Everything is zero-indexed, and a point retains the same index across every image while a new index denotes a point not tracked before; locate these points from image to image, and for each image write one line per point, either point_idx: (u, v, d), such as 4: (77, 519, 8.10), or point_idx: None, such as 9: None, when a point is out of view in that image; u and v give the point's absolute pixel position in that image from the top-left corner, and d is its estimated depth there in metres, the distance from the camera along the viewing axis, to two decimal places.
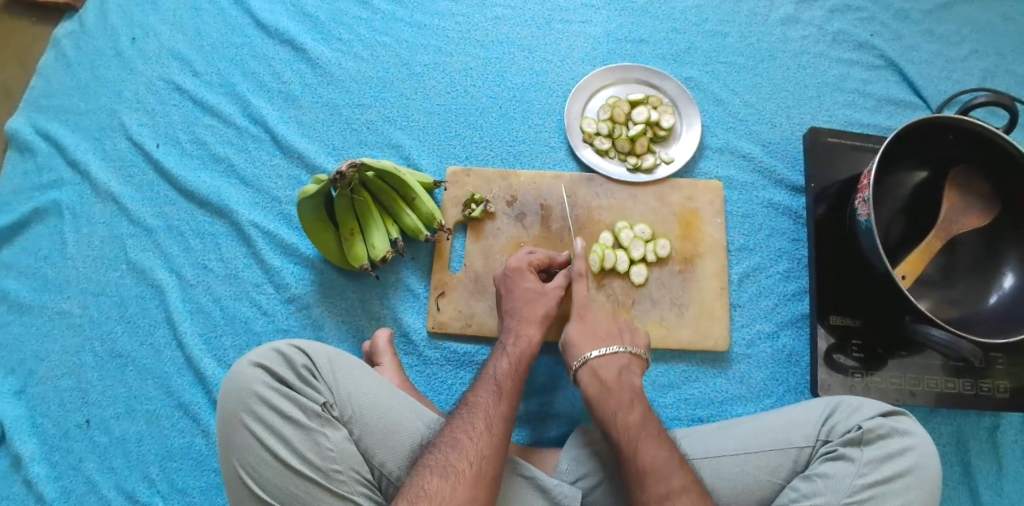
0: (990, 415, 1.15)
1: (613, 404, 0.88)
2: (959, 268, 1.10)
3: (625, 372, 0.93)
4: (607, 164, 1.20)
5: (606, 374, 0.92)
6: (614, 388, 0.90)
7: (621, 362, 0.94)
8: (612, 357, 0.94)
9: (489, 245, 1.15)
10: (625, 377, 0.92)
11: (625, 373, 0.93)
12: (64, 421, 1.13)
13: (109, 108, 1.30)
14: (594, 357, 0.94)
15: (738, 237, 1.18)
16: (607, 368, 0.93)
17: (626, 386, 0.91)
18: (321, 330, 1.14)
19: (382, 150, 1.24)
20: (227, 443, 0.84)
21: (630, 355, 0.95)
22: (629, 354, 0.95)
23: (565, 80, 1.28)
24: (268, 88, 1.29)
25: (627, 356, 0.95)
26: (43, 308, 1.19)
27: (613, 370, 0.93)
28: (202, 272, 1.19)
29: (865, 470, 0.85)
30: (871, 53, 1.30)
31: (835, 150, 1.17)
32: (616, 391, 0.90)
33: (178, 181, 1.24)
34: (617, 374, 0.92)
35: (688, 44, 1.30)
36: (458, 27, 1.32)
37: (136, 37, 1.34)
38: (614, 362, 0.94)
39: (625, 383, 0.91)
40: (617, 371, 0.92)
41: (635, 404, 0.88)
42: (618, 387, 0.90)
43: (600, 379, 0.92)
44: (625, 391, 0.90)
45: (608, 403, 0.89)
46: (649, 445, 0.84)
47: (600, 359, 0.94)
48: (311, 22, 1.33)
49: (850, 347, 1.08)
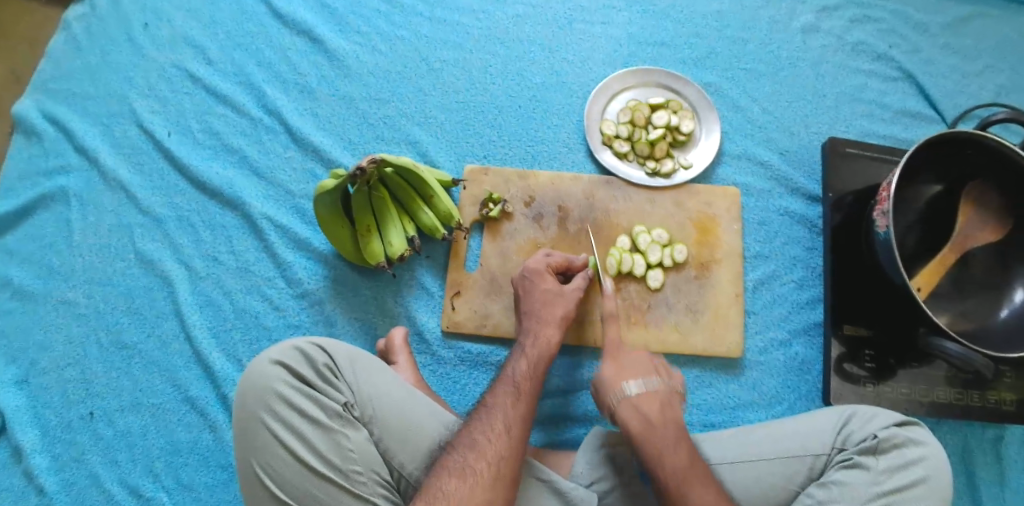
0: (995, 427, 1.17)
1: (659, 441, 0.85)
2: (972, 281, 1.11)
3: (667, 408, 0.89)
4: (626, 167, 1.20)
5: (648, 410, 0.88)
6: (657, 425, 0.87)
7: (640, 346, 0.96)
8: (651, 392, 0.90)
9: (506, 246, 1.14)
10: (669, 414, 0.88)
11: (666, 408, 0.89)
12: (68, 412, 1.11)
13: (120, 94, 1.27)
14: (634, 394, 0.89)
15: (754, 244, 1.18)
16: (648, 404, 0.88)
17: (669, 422, 0.87)
18: (333, 327, 1.13)
19: (398, 145, 1.22)
20: (245, 442, 0.83)
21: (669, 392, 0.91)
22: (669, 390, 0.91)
23: (585, 81, 1.27)
24: (283, 79, 1.27)
25: (667, 392, 0.91)
26: (47, 297, 1.16)
27: (655, 405, 0.88)
28: (212, 264, 1.17)
29: (881, 479, 0.86)
30: (890, 65, 1.30)
31: (852, 161, 1.18)
32: (660, 430, 0.86)
33: (190, 171, 1.21)
34: (659, 410, 0.88)
35: (708, 49, 1.30)
36: (478, 24, 1.30)
37: (149, 22, 1.31)
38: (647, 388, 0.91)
39: (669, 420, 0.87)
40: (660, 406, 0.88)
41: (679, 445, 0.85)
42: (662, 425, 0.87)
43: (642, 416, 0.87)
44: (669, 429, 0.87)
45: (653, 442, 0.85)
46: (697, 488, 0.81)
47: (641, 396, 0.89)
48: (329, 13, 1.31)
49: (863, 357, 1.09)
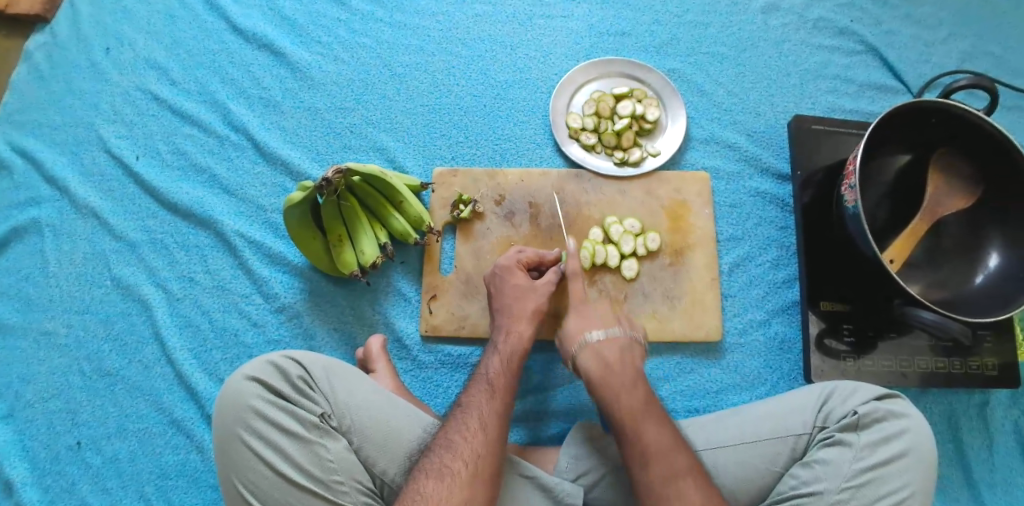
0: (980, 393, 1.17)
1: (616, 385, 0.89)
2: (945, 248, 1.12)
3: (625, 352, 0.94)
4: (594, 159, 1.20)
5: (607, 353, 0.93)
6: (616, 367, 0.91)
7: (644, 397, 0.88)
8: (612, 339, 0.95)
9: (479, 246, 1.14)
10: (626, 357, 0.93)
11: (626, 353, 0.94)
12: (55, 443, 1.11)
13: (86, 121, 1.27)
14: (595, 340, 0.95)
15: (727, 227, 1.19)
16: (608, 348, 0.94)
17: (627, 366, 0.92)
18: (313, 339, 1.13)
19: (366, 153, 1.22)
20: (225, 460, 0.82)
21: (630, 339, 0.96)
22: (631, 338, 0.96)
23: (549, 75, 1.27)
24: (247, 95, 1.27)
25: (628, 339, 0.95)
26: (27, 329, 1.16)
27: (614, 349, 0.94)
28: (188, 285, 1.17)
29: (863, 455, 0.86)
30: (852, 39, 1.31)
31: (818, 137, 1.18)
32: (645, 428, 0.84)
33: (160, 193, 1.21)
34: (618, 353, 0.93)
35: (670, 36, 1.30)
36: (438, 26, 1.30)
37: (110, 47, 1.31)
38: (654, 431, 0.84)
39: (628, 364, 0.92)
40: (619, 350, 0.93)
41: (637, 385, 0.89)
42: (620, 368, 0.91)
43: (601, 359, 0.93)
44: (626, 371, 0.91)
45: (610, 384, 0.89)
46: (650, 425, 0.85)
47: (601, 342, 0.94)
48: (289, 25, 1.31)
49: (842, 332, 1.09)
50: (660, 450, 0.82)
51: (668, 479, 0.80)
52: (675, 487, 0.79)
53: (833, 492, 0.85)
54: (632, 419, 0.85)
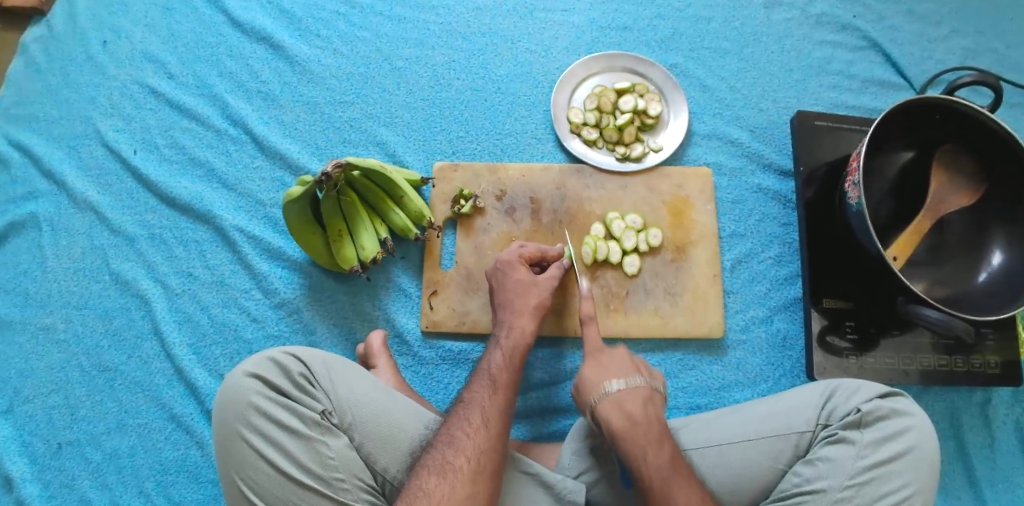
0: (981, 390, 1.17)
1: (642, 439, 0.83)
2: (948, 246, 1.11)
3: (649, 405, 0.88)
4: (596, 154, 1.19)
5: (632, 408, 0.86)
6: (641, 422, 0.85)
7: (644, 396, 0.88)
8: (635, 390, 0.88)
9: (480, 242, 1.14)
10: (651, 412, 0.86)
11: (649, 406, 0.87)
12: (53, 439, 1.10)
13: (84, 115, 1.26)
14: (616, 391, 0.88)
15: (729, 223, 1.18)
16: (632, 401, 0.87)
17: (653, 422, 0.86)
18: (313, 335, 1.13)
19: (367, 148, 1.22)
20: (225, 457, 0.82)
21: (650, 389, 0.90)
22: (650, 387, 0.90)
23: (550, 70, 1.26)
24: (246, 88, 1.26)
25: (649, 390, 0.89)
26: (26, 324, 1.16)
27: (638, 403, 0.87)
28: (187, 280, 1.16)
29: (866, 452, 0.86)
30: (855, 34, 1.30)
31: (821, 133, 1.17)
32: (644, 427, 0.85)
33: (159, 188, 1.21)
34: (642, 407, 0.87)
35: (672, 31, 1.29)
36: (438, 19, 1.29)
37: (108, 40, 1.30)
38: (652, 432, 0.84)
39: (653, 418, 0.86)
40: (643, 403, 0.87)
41: (663, 442, 0.84)
42: (646, 423, 0.85)
43: (626, 414, 0.86)
44: (652, 425, 0.85)
45: (636, 441, 0.83)
46: (681, 488, 0.79)
47: (623, 394, 0.88)
48: (288, 18, 1.30)
49: (844, 329, 1.08)
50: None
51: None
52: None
53: (836, 490, 0.84)
54: (661, 482, 0.80)
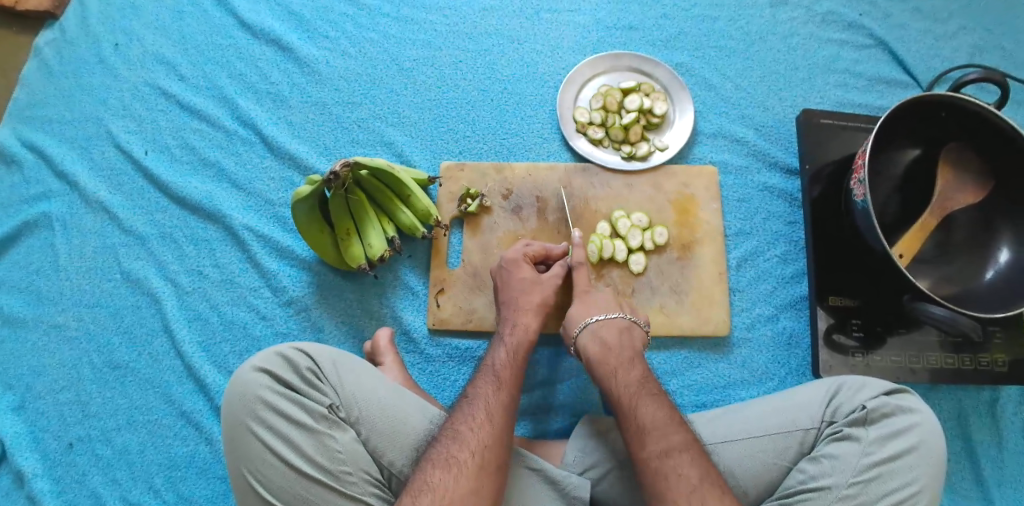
0: (989, 389, 1.16)
1: (614, 362, 0.93)
2: (955, 243, 1.11)
3: (625, 334, 0.97)
4: (602, 153, 1.20)
5: (607, 336, 0.97)
6: (613, 347, 0.95)
7: (620, 326, 0.98)
8: (610, 321, 0.99)
9: (486, 240, 1.14)
10: (625, 340, 0.96)
11: (625, 334, 0.97)
12: (65, 435, 1.12)
13: (96, 116, 1.28)
14: (593, 322, 0.98)
15: (735, 222, 1.18)
16: (608, 331, 0.97)
17: (625, 347, 0.95)
18: (320, 332, 1.14)
19: (374, 147, 1.23)
20: (234, 451, 0.83)
21: (629, 323, 0.99)
22: (629, 320, 0.99)
23: (556, 70, 1.27)
24: (255, 90, 1.28)
25: (627, 323, 0.99)
26: (38, 322, 1.17)
27: (613, 331, 0.97)
28: (197, 279, 1.18)
29: (871, 449, 0.86)
30: (862, 33, 1.30)
31: (828, 132, 1.17)
32: (617, 351, 0.94)
33: (169, 188, 1.22)
34: (617, 335, 0.97)
35: (678, 30, 1.30)
36: (446, 20, 1.30)
37: (119, 43, 1.31)
38: (623, 355, 0.94)
39: (625, 343, 0.95)
40: (618, 332, 0.97)
41: (633, 363, 0.93)
42: (618, 349, 0.95)
43: (601, 342, 0.96)
44: (624, 350, 0.95)
45: (608, 364, 0.93)
46: (647, 402, 0.86)
47: (600, 324, 0.98)
48: (296, 20, 1.31)
49: (850, 327, 1.08)
50: (658, 429, 0.83)
51: (665, 454, 0.80)
52: (670, 463, 0.79)
53: (841, 487, 0.85)
54: (629, 394, 0.87)
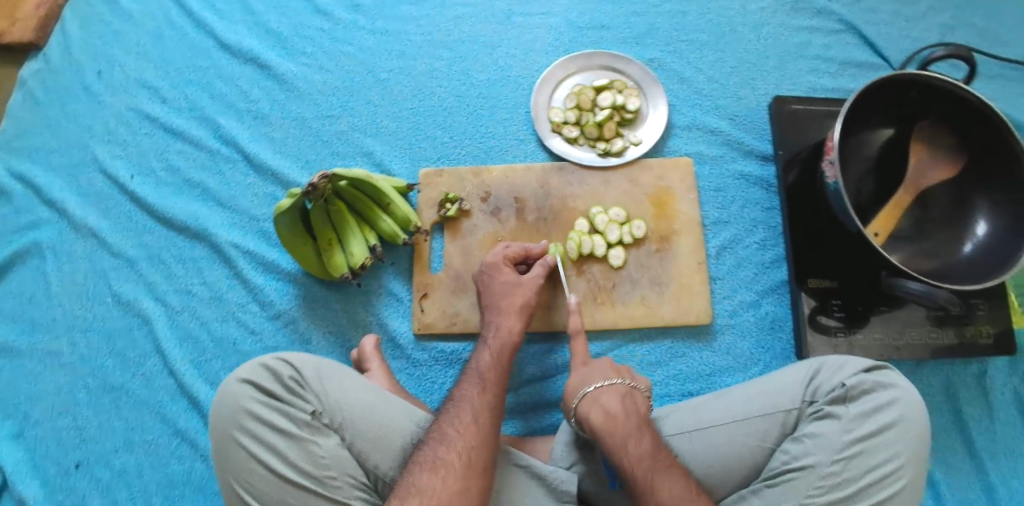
0: (977, 362, 1.16)
1: (622, 433, 0.86)
2: (932, 220, 1.12)
3: (627, 400, 0.90)
4: (577, 151, 1.21)
5: (609, 403, 0.89)
6: (619, 415, 0.88)
7: (622, 392, 0.91)
8: (611, 387, 0.92)
9: (467, 243, 1.16)
10: (630, 405, 0.89)
11: (627, 400, 0.91)
12: (64, 459, 1.13)
13: (82, 144, 1.30)
14: (594, 390, 0.92)
15: (713, 211, 1.19)
16: (610, 398, 0.90)
17: (631, 414, 0.88)
18: (309, 344, 1.15)
19: (354, 159, 1.25)
20: (222, 462, 0.84)
21: (628, 387, 0.93)
22: (628, 385, 0.93)
23: (530, 72, 1.29)
24: (236, 109, 1.30)
25: (627, 387, 0.93)
26: (33, 350, 1.19)
27: (615, 398, 0.90)
28: (187, 297, 1.20)
29: (852, 426, 0.87)
30: (831, 18, 1.31)
31: (799, 117, 1.18)
32: (623, 420, 0.87)
33: (155, 209, 1.24)
34: (621, 402, 0.90)
35: (649, 27, 1.31)
36: (420, 30, 1.32)
37: (102, 70, 1.35)
38: (631, 424, 0.87)
39: (631, 411, 0.89)
40: (621, 399, 0.90)
41: (642, 432, 0.86)
42: (624, 416, 0.88)
43: (604, 409, 0.89)
44: (630, 418, 0.88)
45: (615, 434, 0.86)
46: (663, 477, 0.81)
47: (601, 391, 0.91)
48: (274, 38, 1.34)
49: (831, 307, 1.09)
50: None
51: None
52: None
53: (824, 465, 0.85)
54: (645, 472, 0.82)
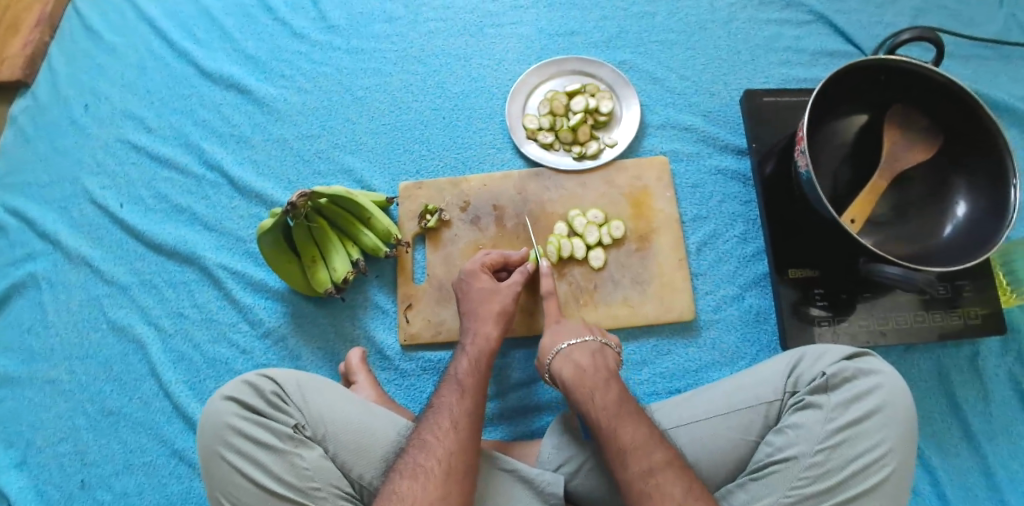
0: (968, 344, 1.15)
1: (589, 383, 0.91)
2: (912, 203, 1.10)
3: (598, 356, 0.96)
4: (554, 156, 1.23)
5: (580, 359, 0.95)
6: (588, 369, 0.93)
7: (592, 350, 0.96)
8: (582, 344, 0.97)
9: (448, 253, 1.17)
10: (599, 360, 0.94)
11: (597, 356, 0.96)
12: (67, 484, 1.16)
13: (73, 176, 1.34)
14: (566, 347, 0.97)
15: (691, 207, 1.20)
16: (580, 354, 0.96)
17: (599, 367, 0.93)
18: (299, 360, 1.17)
19: (335, 176, 1.27)
20: (209, 477, 0.86)
21: (600, 344, 0.98)
22: (600, 343, 0.98)
23: (504, 81, 1.31)
24: (219, 134, 1.33)
25: (598, 345, 0.98)
26: (33, 379, 1.22)
27: (586, 354, 0.96)
28: (179, 320, 1.22)
29: (834, 415, 0.87)
30: (800, 9, 1.32)
31: (771, 109, 1.19)
32: (591, 373, 0.92)
33: (145, 236, 1.27)
34: (591, 358, 0.95)
35: (619, 30, 1.33)
36: (395, 47, 1.35)
37: (89, 104, 1.38)
38: (598, 376, 0.91)
39: (599, 364, 0.93)
40: (590, 355, 0.95)
41: (609, 382, 0.90)
42: (593, 369, 0.93)
43: (575, 364, 0.94)
44: (598, 371, 0.92)
45: (584, 385, 0.91)
46: (626, 421, 0.84)
47: (573, 349, 0.97)
48: (253, 63, 1.37)
49: (814, 297, 1.09)
50: (638, 445, 0.81)
51: (647, 474, 0.79)
52: (654, 481, 0.78)
53: (807, 455, 0.85)
54: (608, 417, 0.85)
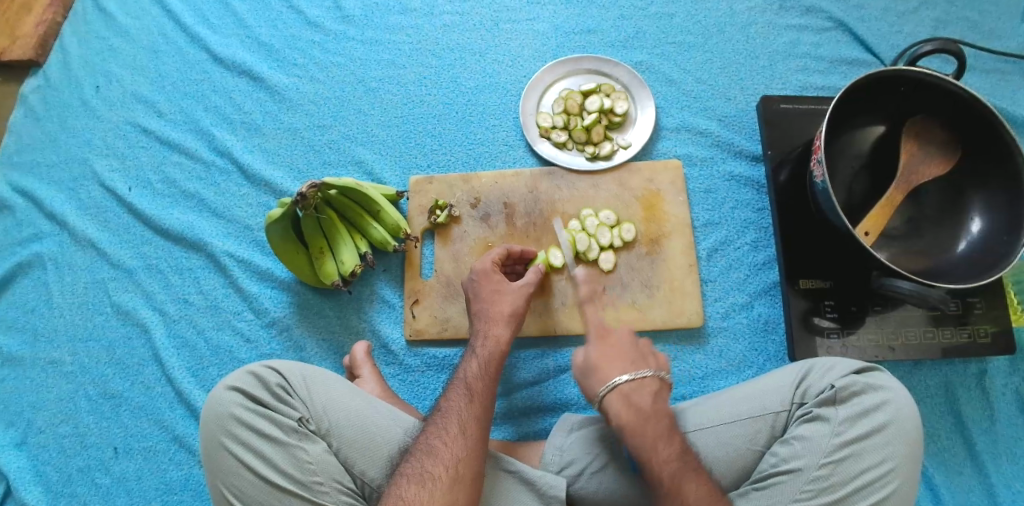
0: (977, 361, 1.14)
1: (651, 433, 0.85)
2: (927, 217, 1.09)
3: (658, 399, 0.89)
4: (566, 156, 1.22)
5: (640, 401, 0.88)
6: (649, 415, 0.87)
7: (653, 389, 0.90)
8: (642, 381, 0.90)
9: (457, 250, 1.17)
10: (661, 407, 0.88)
11: (658, 399, 0.89)
12: (66, 466, 1.15)
13: (81, 157, 1.33)
14: (624, 383, 0.90)
15: (703, 212, 1.19)
16: (641, 396, 0.89)
17: (661, 415, 0.87)
18: (303, 351, 1.17)
19: (345, 167, 1.26)
20: (212, 467, 0.86)
21: (658, 380, 0.91)
22: (659, 379, 0.91)
23: (518, 78, 1.30)
24: (229, 120, 1.32)
25: (657, 382, 0.91)
26: (36, 360, 1.22)
27: (647, 396, 0.89)
28: (184, 306, 1.21)
29: (841, 429, 0.86)
30: (820, 16, 1.30)
31: (788, 117, 1.18)
32: (654, 420, 0.86)
33: (152, 221, 1.26)
34: (651, 401, 0.88)
35: (636, 30, 1.31)
36: (409, 39, 1.34)
37: (100, 85, 1.37)
38: (660, 426, 0.86)
39: (662, 410, 0.88)
40: (652, 397, 0.89)
41: (672, 436, 0.85)
42: (655, 417, 0.87)
43: (635, 407, 0.88)
44: (661, 419, 0.87)
45: (644, 434, 0.85)
46: (690, 479, 0.80)
47: (632, 387, 0.89)
48: (266, 50, 1.36)
49: (824, 308, 1.08)
50: None
51: None
52: None
53: (812, 468, 0.84)
54: (672, 477, 0.81)
